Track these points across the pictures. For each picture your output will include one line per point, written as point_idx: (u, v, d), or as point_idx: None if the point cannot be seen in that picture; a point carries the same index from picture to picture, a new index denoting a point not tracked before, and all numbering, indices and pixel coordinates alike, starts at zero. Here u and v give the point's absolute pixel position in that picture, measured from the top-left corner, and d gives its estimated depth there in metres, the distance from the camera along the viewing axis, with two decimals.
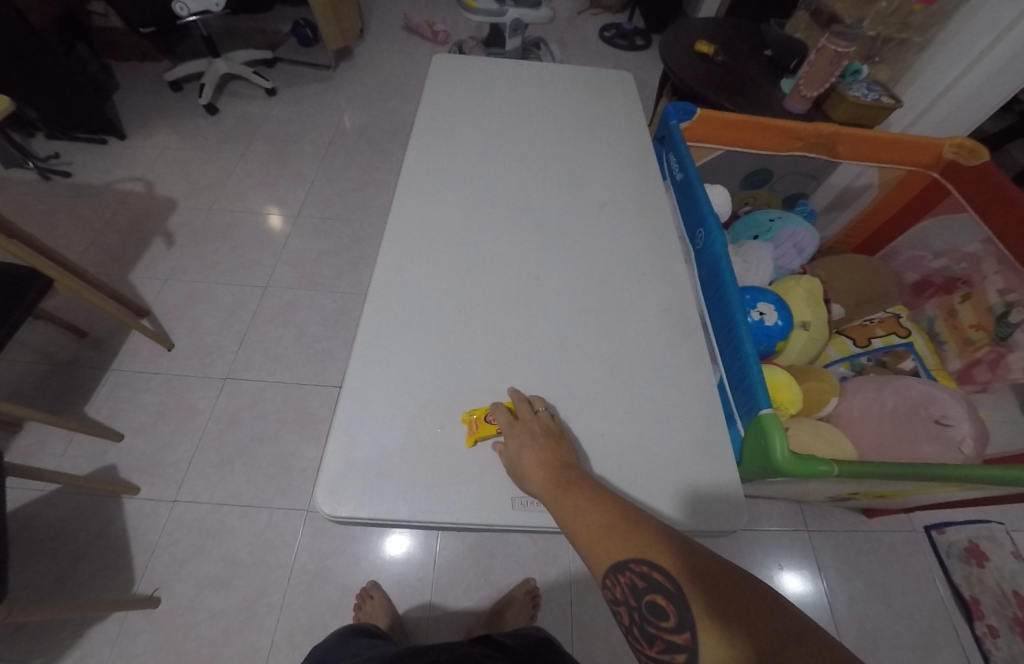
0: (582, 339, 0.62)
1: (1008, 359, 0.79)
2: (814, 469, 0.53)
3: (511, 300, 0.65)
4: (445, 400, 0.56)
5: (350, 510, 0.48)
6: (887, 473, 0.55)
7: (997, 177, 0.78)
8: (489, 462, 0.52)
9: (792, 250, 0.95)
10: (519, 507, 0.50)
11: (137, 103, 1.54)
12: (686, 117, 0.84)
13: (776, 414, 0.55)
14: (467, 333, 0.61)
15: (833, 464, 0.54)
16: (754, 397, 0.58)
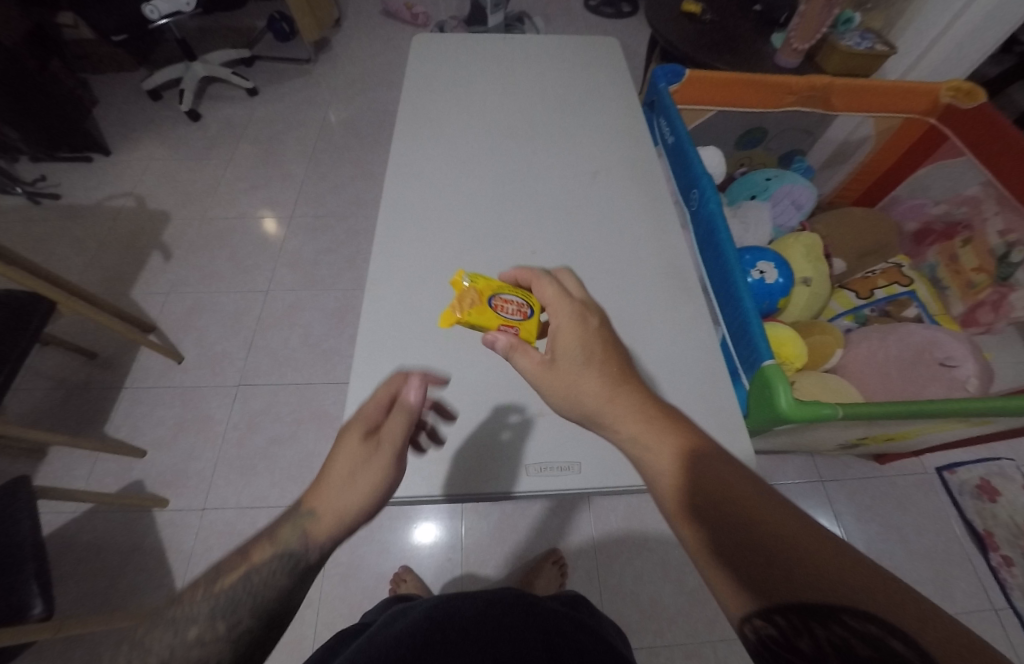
0: None
1: (1010, 298, 0.80)
2: (817, 411, 0.54)
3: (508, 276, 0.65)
4: (454, 379, 0.56)
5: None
6: (891, 411, 0.56)
7: (994, 118, 0.77)
8: (500, 433, 0.53)
9: (790, 206, 0.95)
10: (534, 473, 0.52)
11: (115, 115, 1.50)
12: (676, 80, 0.83)
13: (779, 365, 0.56)
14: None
15: (836, 406, 0.55)
16: (755, 349, 0.60)
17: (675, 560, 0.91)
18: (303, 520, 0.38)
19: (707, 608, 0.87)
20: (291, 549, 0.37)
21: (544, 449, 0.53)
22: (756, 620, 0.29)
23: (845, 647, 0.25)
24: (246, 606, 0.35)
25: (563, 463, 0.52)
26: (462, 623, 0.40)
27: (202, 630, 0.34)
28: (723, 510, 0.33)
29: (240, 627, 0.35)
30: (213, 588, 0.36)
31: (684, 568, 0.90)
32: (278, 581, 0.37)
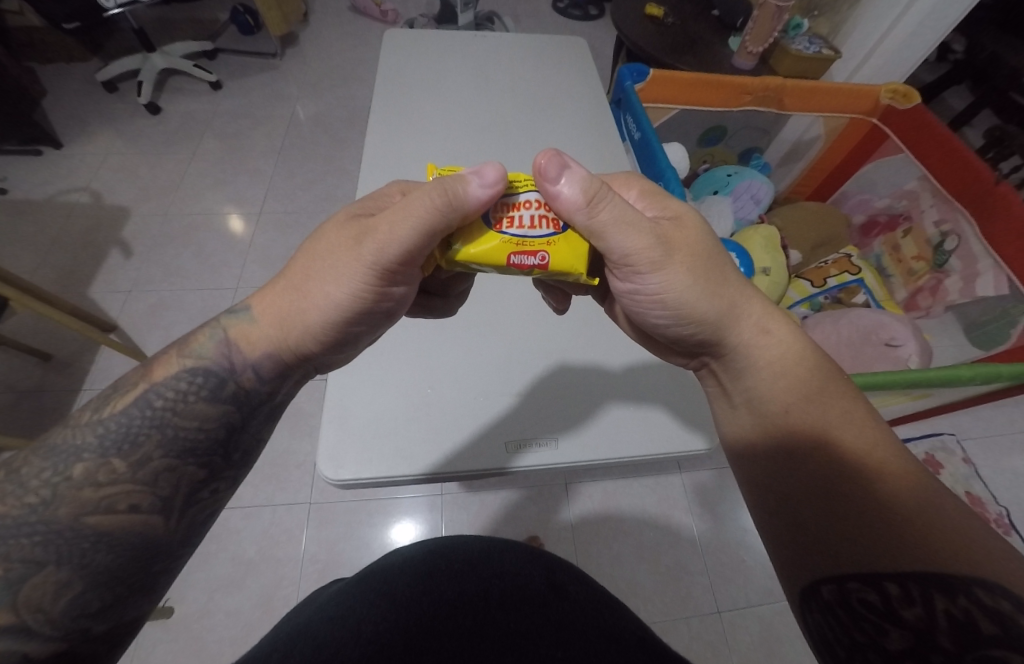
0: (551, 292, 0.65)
1: (946, 283, 0.87)
2: None
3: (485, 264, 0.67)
4: (432, 362, 0.58)
5: (354, 473, 0.51)
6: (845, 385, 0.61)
7: (927, 118, 0.84)
8: (480, 412, 0.56)
9: (749, 201, 1.00)
10: (512, 451, 0.54)
11: (66, 107, 1.43)
12: (641, 78, 0.86)
13: None
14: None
15: None
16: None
17: (649, 541, 0.94)
18: (235, 322, 0.39)
19: (680, 585, 0.90)
20: (210, 363, 0.37)
21: (521, 427, 0.55)
22: (853, 583, 0.29)
23: (966, 623, 0.24)
24: (154, 441, 0.33)
25: (540, 439, 0.55)
26: (472, 557, 0.43)
27: (93, 468, 0.31)
28: (843, 475, 0.32)
29: (151, 464, 0.33)
30: (105, 412, 0.33)
31: (658, 548, 0.94)
32: (199, 409, 0.36)
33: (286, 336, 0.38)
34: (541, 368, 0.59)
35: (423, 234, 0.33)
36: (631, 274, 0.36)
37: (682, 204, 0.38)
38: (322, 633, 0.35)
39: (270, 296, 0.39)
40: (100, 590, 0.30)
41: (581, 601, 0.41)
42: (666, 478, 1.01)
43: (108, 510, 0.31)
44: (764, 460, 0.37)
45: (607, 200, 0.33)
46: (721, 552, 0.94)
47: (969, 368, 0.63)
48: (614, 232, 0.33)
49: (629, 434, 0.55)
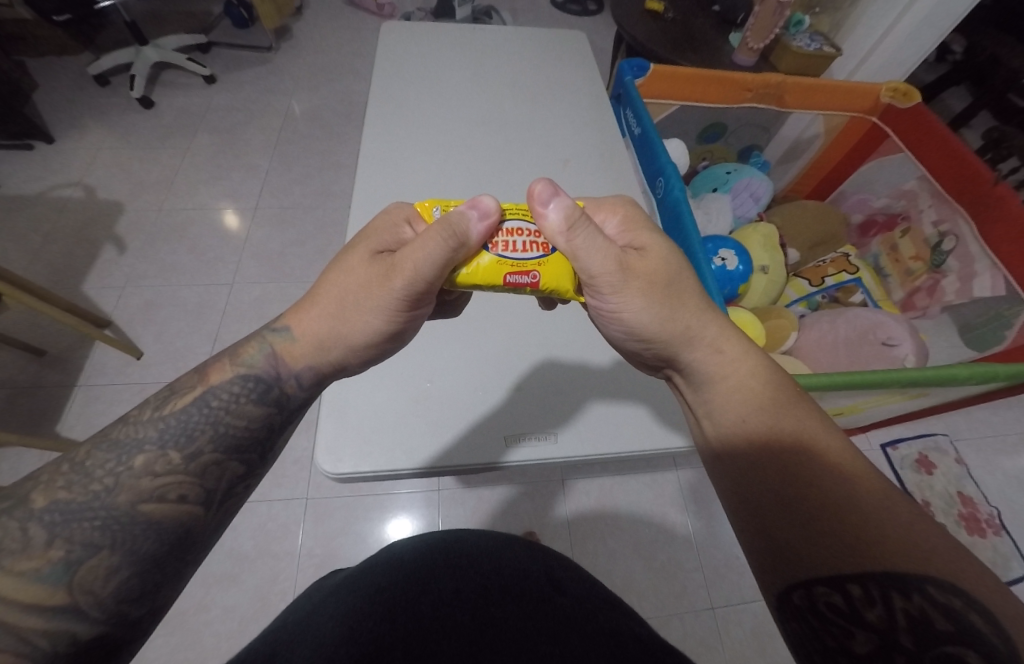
0: None
1: (943, 283, 0.87)
2: None
3: None
4: (431, 354, 0.58)
5: (352, 466, 0.51)
6: (845, 382, 0.61)
7: (927, 117, 0.84)
8: (479, 405, 0.56)
9: (748, 199, 0.99)
10: (511, 443, 0.54)
11: (59, 101, 1.41)
12: (641, 74, 0.85)
13: None
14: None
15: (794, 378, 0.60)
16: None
17: (644, 538, 0.95)
18: (279, 340, 0.38)
19: (675, 581, 0.91)
20: (259, 370, 0.37)
21: (520, 422, 0.55)
22: (817, 587, 0.28)
23: (923, 622, 0.25)
24: (207, 436, 0.33)
25: (539, 432, 0.55)
26: (475, 553, 0.43)
27: (152, 459, 0.31)
28: (800, 479, 0.32)
29: (202, 457, 0.33)
30: (165, 409, 0.33)
31: (652, 545, 0.94)
32: (247, 409, 0.35)
33: (330, 353, 0.38)
34: (540, 361, 0.59)
35: (437, 270, 0.34)
36: (597, 294, 0.37)
37: (652, 236, 0.39)
38: (322, 630, 0.34)
39: (309, 316, 0.38)
40: (148, 575, 0.29)
41: (580, 597, 0.41)
42: (661, 476, 1.01)
43: (159, 499, 0.30)
44: (724, 466, 0.36)
45: (585, 231, 0.34)
46: (715, 549, 0.95)
47: (966, 368, 0.63)
48: (586, 257, 0.35)
49: (627, 429, 0.56)
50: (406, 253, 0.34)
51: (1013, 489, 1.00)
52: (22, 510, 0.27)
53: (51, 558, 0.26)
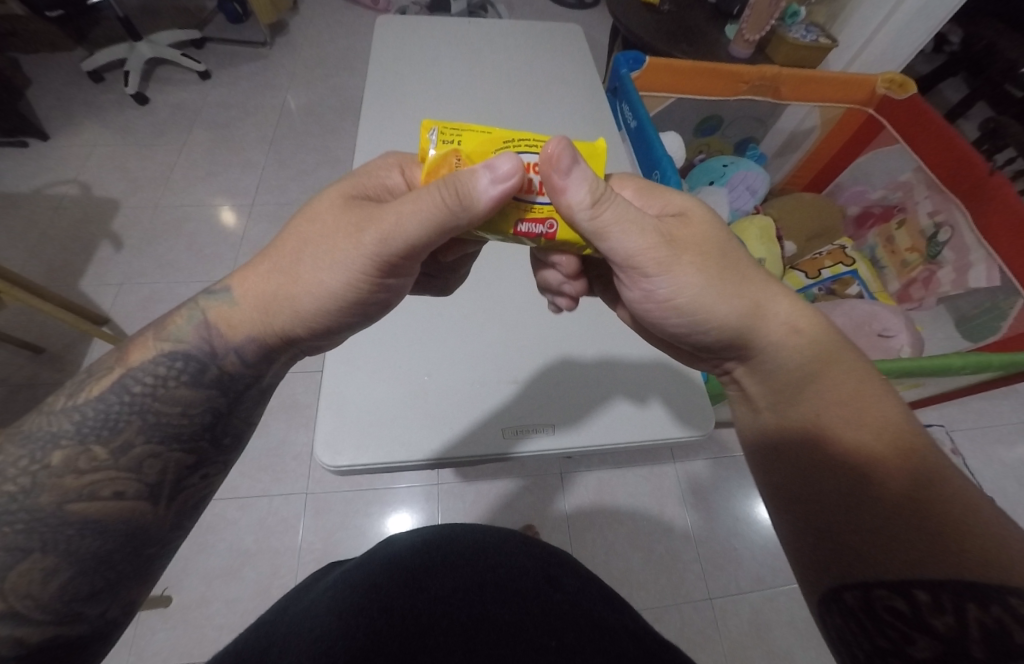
0: None
1: (939, 275, 0.88)
2: None
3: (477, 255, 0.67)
4: (428, 348, 0.58)
5: (351, 458, 0.51)
6: None
7: (923, 109, 0.84)
8: (477, 398, 0.56)
9: (745, 192, 0.99)
10: (509, 434, 0.54)
11: (53, 98, 1.41)
12: (637, 66, 0.85)
13: None
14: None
15: None
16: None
17: (643, 529, 0.95)
18: (215, 304, 0.37)
19: (673, 571, 0.92)
20: (189, 347, 0.36)
21: (518, 414, 0.55)
22: (880, 590, 0.28)
23: (998, 633, 0.23)
24: (135, 427, 0.33)
25: (536, 425, 0.55)
26: (469, 551, 0.43)
27: (73, 455, 0.31)
28: (875, 481, 0.31)
29: (132, 451, 0.33)
30: (81, 397, 0.33)
31: (651, 536, 0.95)
32: (178, 394, 0.35)
33: (271, 321, 0.36)
34: (537, 355, 0.59)
35: (424, 229, 0.32)
36: (640, 278, 0.36)
37: (684, 200, 0.38)
38: (319, 621, 0.35)
39: (252, 277, 0.37)
40: (89, 577, 0.30)
41: (574, 596, 0.41)
42: (659, 468, 1.02)
43: (89, 497, 0.31)
44: (791, 463, 0.36)
45: (609, 204, 0.32)
46: (713, 539, 0.95)
47: (961, 356, 0.63)
48: (618, 234, 0.33)
49: (626, 420, 0.56)
50: (393, 207, 0.32)
51: (1008, 480, 1.01)
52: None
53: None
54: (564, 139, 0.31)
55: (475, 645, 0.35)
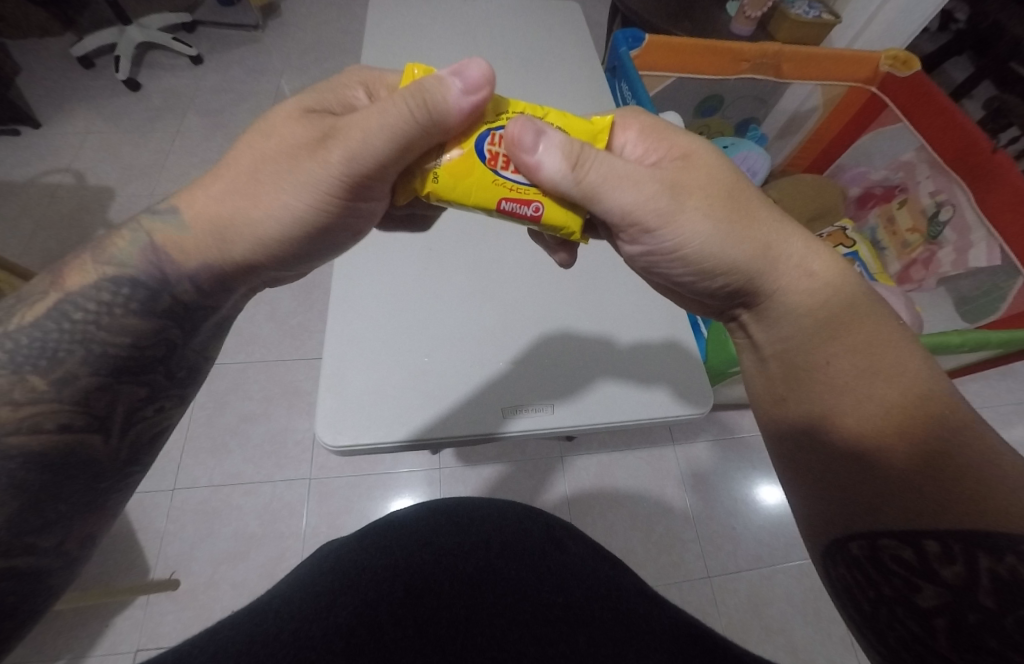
0: (545, 263, 0.65)
1: (939, 255, 0.87)
2: None
3: (476, 236, 0.66)
4: (429, 329, 0.58)
5: (352, 438, 0.52)
6: None
7: (927, 86, 0.83)
8: (477, 379, 0.56)
9: (745, 174, 0.98)
10: (509, 415, 0.55)
11: (43, 85, 1.39)
12: (636, 44, 0.84)
13: None
14: (436, 269, 0.63)
15: None
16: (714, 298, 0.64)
17: (642, 511, 0.97)
18: (162, 226, 0.37)
19: (672, 551, 0.93)
20: (137, 271, 0.36)
21: (518, 394, 0.56)
22: (887, 540, 0.29)
23: (1008, 582, 0.24)
24: (76, 358, 0.33)
25: (535, 404, 0.55)
26: (479, 515, 0.42)
27: (9, 384, 0.31)
28: (883, 434, 0.31)
29: (78, 383, 0.33)
30: (12, 323, 0.32)
31: (651, 517, 0.96)
32: (123, 321, 0.35)
33: (226, 247, 0.36)
34: (536, 335, 0.59)
35: (389, 144, 0.31)
36: (642, 234, 0.35)
37: (689, 144, 0.36)
38: (319, 578, 0.35)
39: (201, 198, 0.37)
40: (43, 509, 0.31)
41: (581, 556, 0.41)
42: (659, 450, 1.03)
43: (31, 430, 0.31)
44: (799, 419, 0.36)
45: (592, 161, 0.32)
46: (711, 519, 0.97)
47: (959, 335, 0.63)
48: (609, 192, 0.32)
49: (625, 398, 0.56)
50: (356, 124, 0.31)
51: None
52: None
53: None
54: (526, 118, 0.31)
55: (485, 602, 0.37)
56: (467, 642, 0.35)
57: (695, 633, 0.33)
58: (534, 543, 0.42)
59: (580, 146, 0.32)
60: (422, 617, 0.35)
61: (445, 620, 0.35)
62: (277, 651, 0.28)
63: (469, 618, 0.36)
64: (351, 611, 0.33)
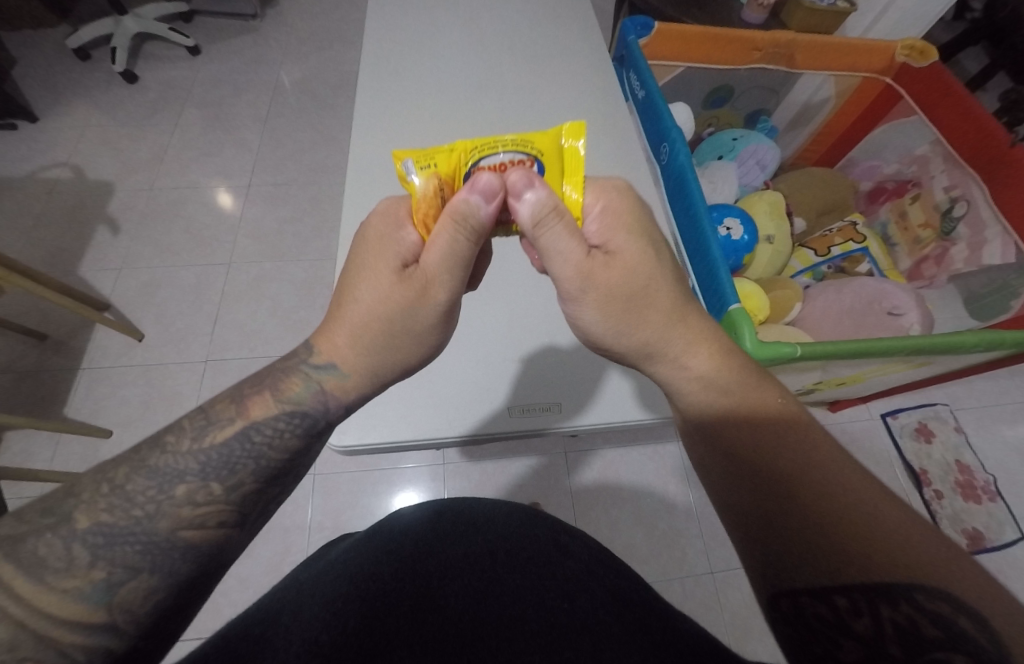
0: None
1: (952, 252, 0.86)
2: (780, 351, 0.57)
3: None
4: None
5: (357, 438, 0.52)
6: (853, 351, 0.60)
7: (944, 78, 0.80)
8: (483, 378, 0.56)
9: (755, 167, 0.96)
10: (516, 414, 0.54)
11: (41, 77, 1.37)
12: (645, 33, 0.81)
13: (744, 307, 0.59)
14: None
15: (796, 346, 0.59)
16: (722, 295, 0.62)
17: (646, 507, 0.97)
18: (326, 376, 0.38)
19: (675, 547, 0.94)
20: (306, 407, 0.37)
21: (524, 393, 0.55)
22: (804, 598, 0.28)
23: (911, 629, 0.24)
24: (248, 469, 0.34)
25: (544, 403, 0.55)
26: (484, 519, 0.43)
27: (193, 489, 0.31)
28: (788, 488, 0.31)
29: (239, 487, 0.33)
30: (205, 441, 0.33)
31: (654, 514, 0.96)
32: (286, 442, 0.36)
33: (379, 376, 0.40)
34: (543, 334, 0.59)
35: (467, 273, 0.36)
36: (587, 287, 0.37)
37: (629, 242, 0.38)
38: (336, 585, 0.34)
39: (339, 338, 0.39)
40: (179, 592, 0.29)
41: (585, 560, 0.40)
42: (663, 447, 1.02)
43: (199, 526, 0.31)
44: (719, 467, 0.36)
45: (550, 230, 0.34)
46: (715, 515, 0.97)
47: (973, 334, 0.62)
48: (562, 250, 0.35)
49: (633, 396, 0.56)
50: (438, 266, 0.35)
51: (1011, 457, 1.01)
52: (68, 530, 0.28)
53: (94, 578, 0.27)
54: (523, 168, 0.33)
55: (486, 604, 0.36)
56: (468, 650, 0.32)
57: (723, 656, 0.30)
58: (536, 549, 0.40)
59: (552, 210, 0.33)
60: (425, 624, 0.33)
61: (445, 622, 0.34)
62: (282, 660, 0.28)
63: (475, 616, 0.35)
64: (358, 612, 0.32)
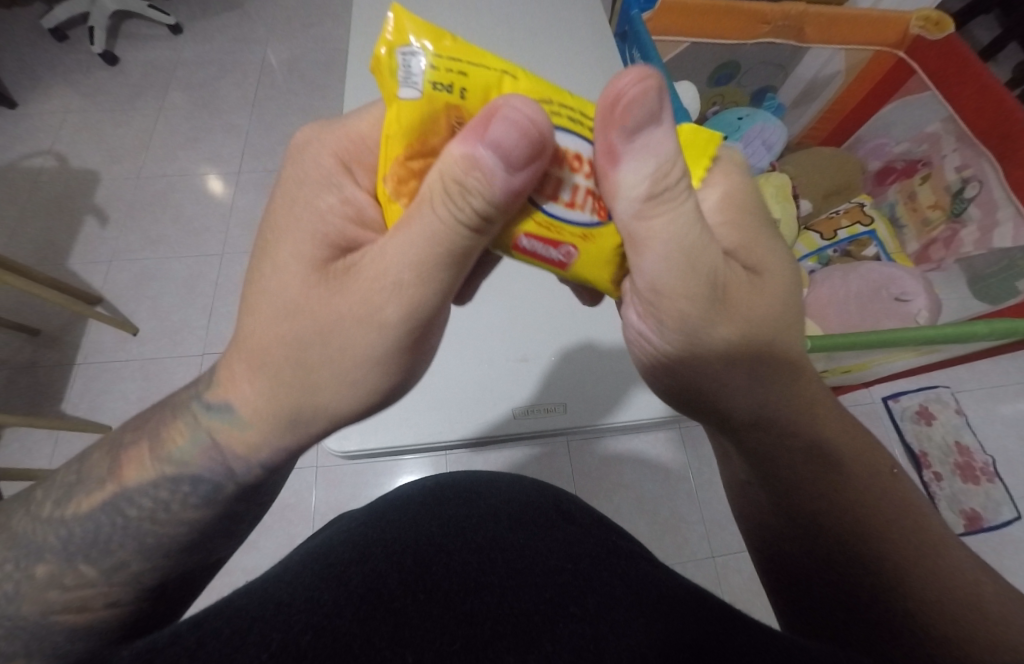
0: None
1: (961, 234, 0.84)
2: None
3: None
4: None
5: (358, 443, 0.52)
6: (866, 342, 0.59)
7: (960, 52, 0.77)
8: (484, 381, 0.55)
9: (760, 147, 0.93)
10: (520, 415, 0.54)
11: (18, 60, 1.32)
12: (649, 6, 0.78)
13: None
14: None
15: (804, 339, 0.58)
16: None
17: (649, 493, 0.97)
18: (220, 424, 0.33)
19: (677, 533, 0.95)
20: (196, 468, 0.34)
21: (529, 393, 0.54)
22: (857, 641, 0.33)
23: None
24: (127, 549, 0.32)
25: (548, 404, 0.54)
26: (489, 493, 0.40)
27: (57, 570, 0.30)
28: (846, 546, 0.35)
29: (128, 568, 0.32)
30: (69, 511, 0.32)
31: (656, 499, 0.97)
32: (180, 515, 0.33)
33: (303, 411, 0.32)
34: (543, 330, 0.57)
35: (424, 253, 0.27)
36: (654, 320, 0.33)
37: (769, 250, 0.34)
38: (335, 552, 0.31)
39: (235, 375, 0.33)
40: None
41: (588, 526, 0.36)
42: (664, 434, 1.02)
43: (78, 609, 0.30)
44: (777, 526, 0.41)
45: (665, 208, 0.26)
46: (717, 501, 0.97)
47: (986, 323, 0.61)
48: (654, 256, 0.28)
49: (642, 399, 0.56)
50: (381, 259, 0.28)
51: (1011, 438, 1.01)
52: None
53: None
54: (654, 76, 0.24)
55: (496, 561, 0.30)
56: (466, 602, 0.26)
57: (721, 611, 0.26)
58: (537, 512, 0.37)
59: (676, 180, 0.26)
60: (431, 582, 0.28)
61: (454, 576, 0.28)
62: (278, 621, 0.23)
63: (479, 580, 0.28)
64: (363, 574, 0.28)
